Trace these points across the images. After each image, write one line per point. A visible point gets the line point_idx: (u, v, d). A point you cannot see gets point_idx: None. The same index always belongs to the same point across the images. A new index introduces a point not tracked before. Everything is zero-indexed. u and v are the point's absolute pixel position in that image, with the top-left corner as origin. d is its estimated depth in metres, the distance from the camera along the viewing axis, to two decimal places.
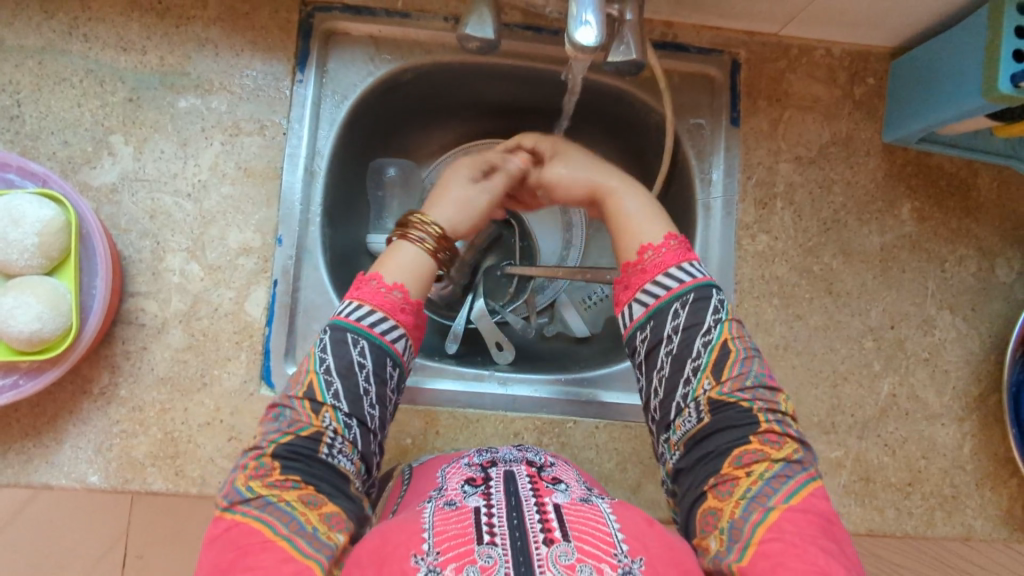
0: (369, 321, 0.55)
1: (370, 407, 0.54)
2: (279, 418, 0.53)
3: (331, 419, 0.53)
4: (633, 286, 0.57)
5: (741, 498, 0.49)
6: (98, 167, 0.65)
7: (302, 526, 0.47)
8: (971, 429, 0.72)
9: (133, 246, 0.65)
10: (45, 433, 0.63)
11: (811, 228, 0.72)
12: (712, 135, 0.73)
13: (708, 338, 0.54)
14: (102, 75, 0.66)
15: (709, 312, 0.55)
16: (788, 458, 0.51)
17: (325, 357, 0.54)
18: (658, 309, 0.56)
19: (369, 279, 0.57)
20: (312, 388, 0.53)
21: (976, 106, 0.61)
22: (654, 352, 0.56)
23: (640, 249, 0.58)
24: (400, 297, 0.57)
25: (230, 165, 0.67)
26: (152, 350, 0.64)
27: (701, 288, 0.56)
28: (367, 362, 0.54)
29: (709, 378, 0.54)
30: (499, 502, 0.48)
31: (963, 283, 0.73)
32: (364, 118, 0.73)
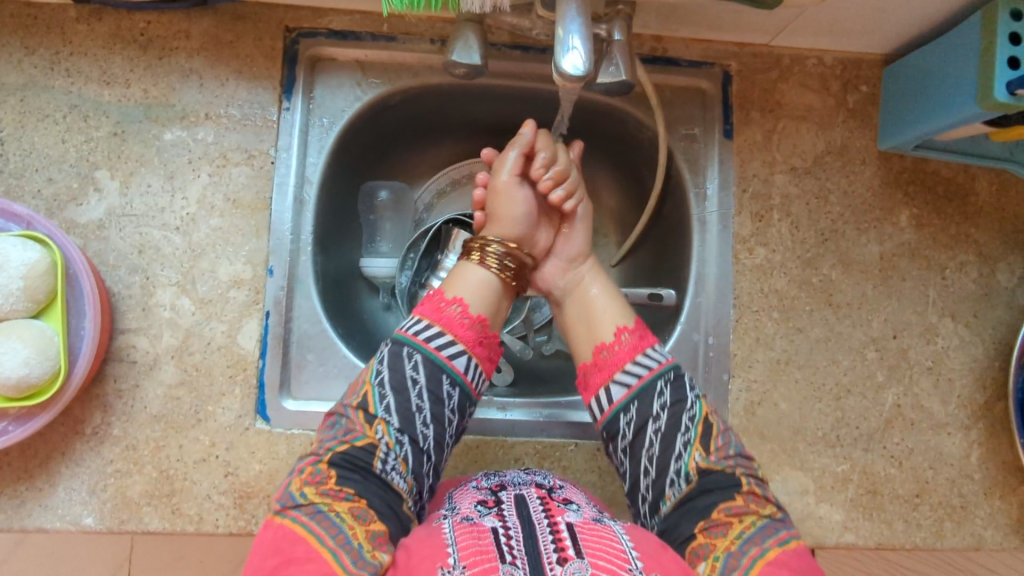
0: (448, 351, 0.57)
1: (424, 424, 0.56)
2: (335, 427, 0.55)
3: (384, 432, 0.54)
4: (606, 370, 0.59)
5: (734, 540, 0.50)
6: (85, 203, 0.64)
7: (348, 539, 0.47)
8: (977, 437, 0.71)
9: (122, 282, 0.64)
10: (38, 476, 0.62)
11: (809, 240, 0.71)
12: (705, 147, 0.72)
13: (691, 414, 0.56)
14: (86, 110, 0.65)
15: (688, 389, 0.58)
16: (772, 515, 0.52)
17: (380, 371, 0.56)
18: (642, 390, 0.57)
19: (449, 303, 0.59)
20: (367, 399, 0.55)
21: (970, 115, 0.60)
22: (640, 432, 0.56)
23: (616, 331, 0.60)
24: (479, 329, 0.59)
25: (218, 197, 0.66)
26: (144, 388, 0.63)
27: (678, 368, 0.59)
28: (420, 377, 0.56)
29: (697, 450, 0.55)
30: (515, 524, 0.48)
31: (964, 289, 0.72)
32: (353, 142, 0.72)
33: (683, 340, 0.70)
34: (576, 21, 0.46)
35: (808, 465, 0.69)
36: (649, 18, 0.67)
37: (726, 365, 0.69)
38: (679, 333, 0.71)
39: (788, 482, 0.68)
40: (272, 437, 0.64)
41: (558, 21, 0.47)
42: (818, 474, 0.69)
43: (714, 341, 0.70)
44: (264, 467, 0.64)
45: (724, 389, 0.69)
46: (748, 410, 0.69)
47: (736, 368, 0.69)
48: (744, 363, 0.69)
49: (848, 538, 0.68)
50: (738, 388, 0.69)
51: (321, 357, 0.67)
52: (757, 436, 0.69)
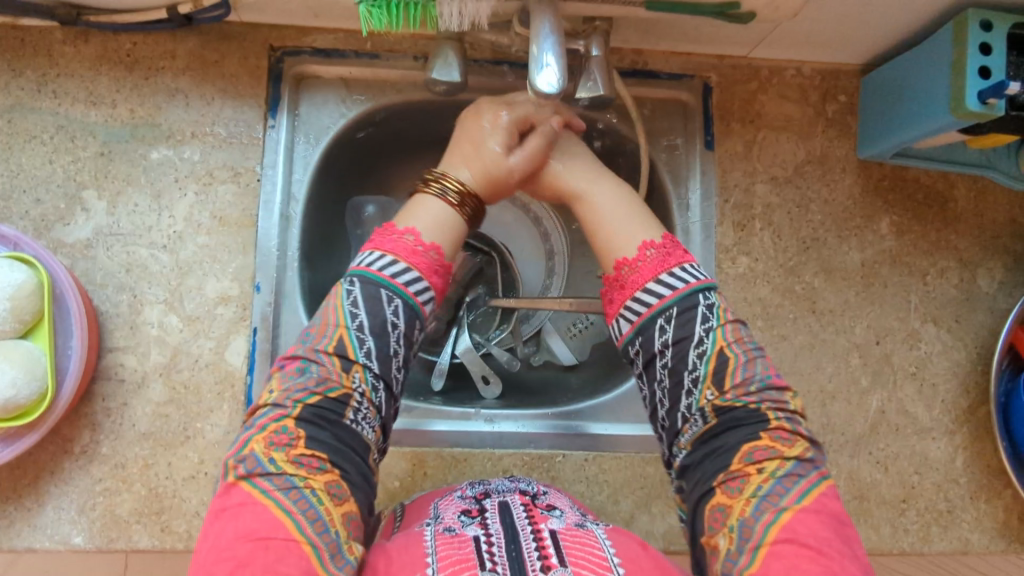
0: (405, 279, 0.55)
1: (398, 369, 0.55)
2: (305, 373, 0.52)
3: (360, 381, 0.53)
4: (625, 291, 0.57)
5: (750, 497, 0.48)
6: (72, 223, 0.65)
7: (325, 523, 0.46)
8: (962, 441, 0.72)
9: (109, 301, 0.65)
10: (27, 495, 0.62)
11: (791, 248, 0.72)
12: (687, 158, 0.73)
13: (702, 349, 0.54)
14: (73, 131, 0.66)
15: (697, 322, 0.54)
16: (799, 457, 0.50)
17: (358, 315, 0.54)
18: (645, 325, 0.56)
19: (401, 233, 0.57)
20: (344, 344, 0.53)
21: (942, 124, 0.61)
22: (650, 366, 0.56)
23: (617, 263, 0.58)
24: (434, 258, 0.57)
25: (204, 215, 0.66)
26: (133, 406, 0.64)
27: (688, 298, 0.55)
28: (400, 322, 0.55)
29: (709, 389, 0.53)
30: (498, 532, 0.48)
31: (945, 295, 0.73)
32: (339, 158, 0.73)
33: None
34: (549, 40, 0.48)
35: None
36: (628, 32, 0.68)
37: None
38: None
39: None
40: None
41: (532, 40, 0.48)
42: None
43: None
44: None
45: None
46: None
47: None
48: None
49: None
50: None
51: None
52: None
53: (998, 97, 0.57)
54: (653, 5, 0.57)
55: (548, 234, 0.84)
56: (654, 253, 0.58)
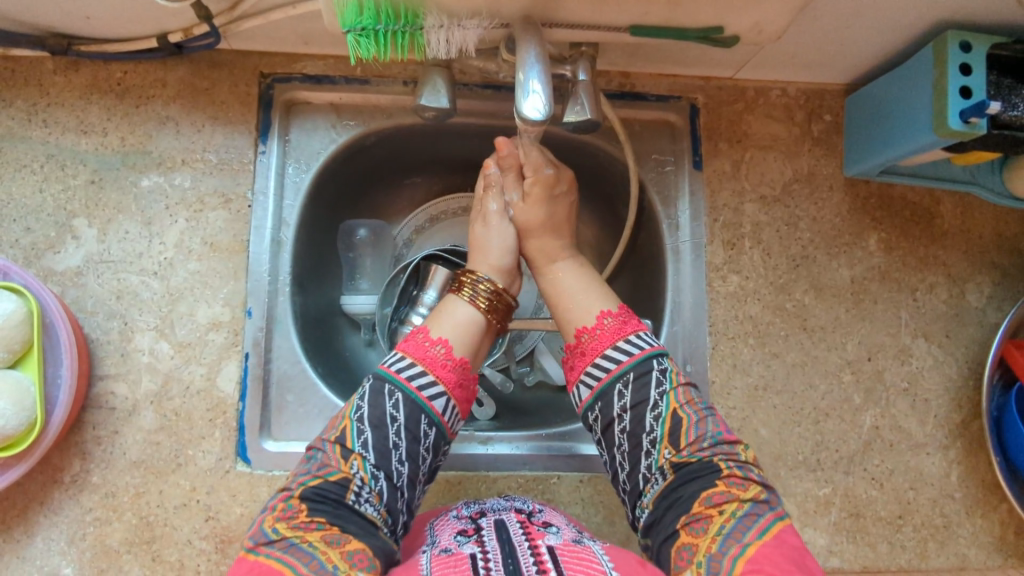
0: (408, 374, 0.57)
1: (399, 462, 0.55)
2: (311, 462, 0.54)
3: (359, 468, 0.53)
4: (587, 355, 0.59)
5: (714, 536, 0.48)
6: (62, 251, 0.65)
7: (323, 565, 0.46)
8: (956, 456, 0.72)
9: (100, 328, 0.64)
10: (16, 527, 0.61)
11: (781, 266, 0.72)
12: (675, 179, 0.73)
13: (656, 412, 0.56)
14: (63, 159, 0.66)
15: (652, 386, 0.57)
16: (755, 498, 0.50)
17: (360, 407, 0.56)
18: (604, 390, 0.58)
19: (415, 332, 0.60)
20: (344, 434, 0.55)
21: (926, 142, 0.62)
22: (609, 431, 0.58)
23: (577, 331, 0.60)
24: (442, 351, 0.58)
25: (195, 241, 0.66)
26: (123, 434, 0.63)
27: (643, 363, 0.57)
28: (400, 415, 0.56)
29: (666, 448, 0.55)
30: (494, 549, 0.48)
31: (935, 310, 0.73)
32: (330, 183, 0.73)
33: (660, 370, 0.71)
34: (535, 67, 0.48)
35: (790, 490, 0.69)
36: (614, 55, 0.69)
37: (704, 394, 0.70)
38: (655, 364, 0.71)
39: None
40: (253, 480, 0.64)
41: (518, 67, 0.49)
42: (800, 498, 0.69)
43: (692, 368, 0.70)
44: (245, 510, 0.63)
45: None
46: None
47: (714, 396, 0.70)
48: (722, 390, 0.70)
49: (833, 562, 0.69)
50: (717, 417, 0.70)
51: (301, 398, 0.67)
52: None
53: (980, 116, 0.57)
54: (637, 30, 0.56)
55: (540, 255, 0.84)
56: (612, 321, 0.60)
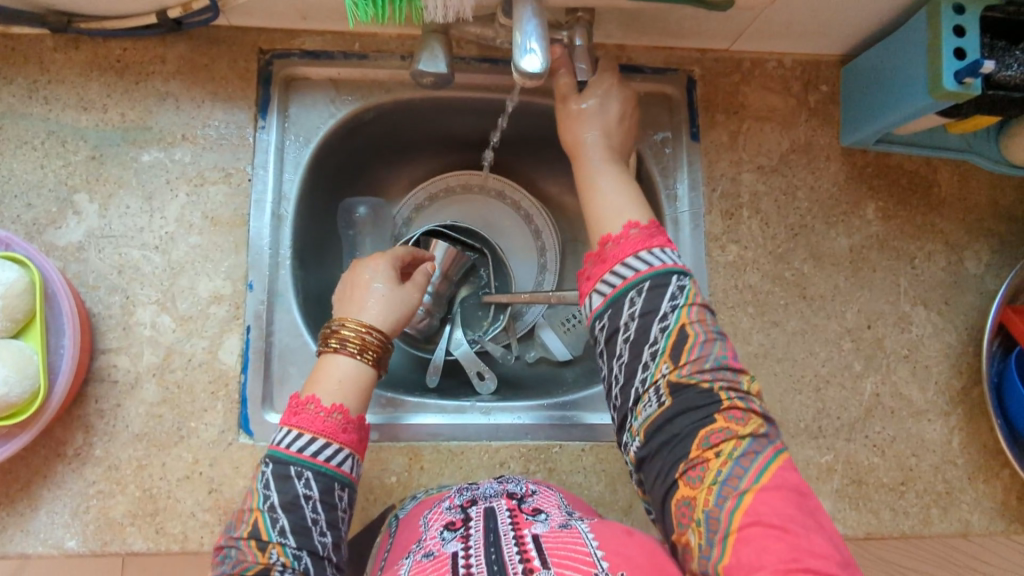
0: (313, 451, 0.53)
1: (321, 534, 0.51)
2: (223, 561, 0.49)
3: (279, 554, 0.49)
4: (608, 262, 0.56)
5: (711, 482, 0.46)
6: (64, 226, 0.65)
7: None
8: (957, 423, 0.72)
9: (101, 302, 0.65)
10: (20, 500, 0.61)
11: (779, 235, 0.72)
12: (674, 151, 0.74)
13: (665, 325, 0.52)
14: (64, 136, 0.66)
15: (667, 298, 0.53)
16: (754, 434, 0.48)
17: (269, 495, 0.51)
18: (618, 297, 0.54)
19: (305, 403, 0.55)
20: (257, 526, 0.50)
21: (921, 106, 0.62)
22: (614, 340, 0.53)
23: (602, 239, 0.57)
24: (339, 418, 0.55)
25: (196, 215, 0.67)
26: (126, 407, 0.64)
27: (659, 275, 0.53)
28: (313, 492, 0.52)
29: (668, 364, 0.51)
30: (477, 542, 0.48)
31: (934, 277, 0.74)
32: (329, 159, 0.74)
33: None
34: (532, 25, 0.48)
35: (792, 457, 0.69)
36: (611, 27, 0.69)
37: None
38: None
39: None
40: (256, 451, 0.64)
41: (516, 26, 0.49)
42: (802, 465, 0.69)
43: None
44: (248, 482, 0.63)
45: None
46: None
47: None
48: None
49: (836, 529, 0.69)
50: None
51: (303, 369, 0.68)
52: None
53: (974, 76, 0.57)
54: None
55: (540, 231, 0.85)
56: (638, 233, 0.56)
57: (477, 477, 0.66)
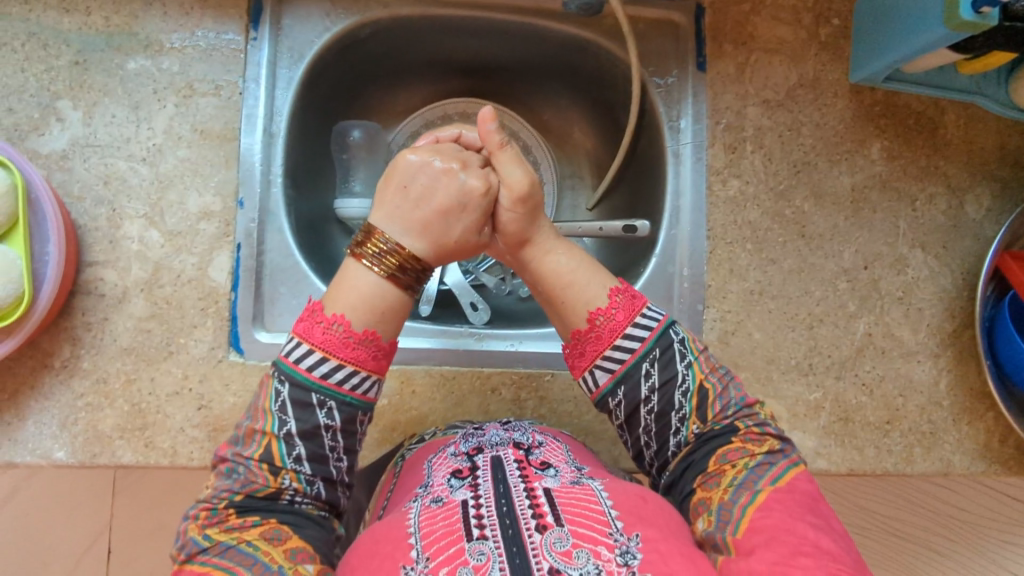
0: (336, 379, 0.51)
1: (337, 460, 0.52)
2: (232, 475, 0.50)
3: (292, 480, 0.50)
4: (603, 339, 0.54)
5: (727, 489, 0.50)
6: (47, 133, 0.63)
7: (267, 566, 0.45)
8: (946, 365, 0.72)
9: (87, 214, 0.63)
10: (7, 410, 0.61)
11: (782, 171, 0.71)
12: (680, 84, 0.72)
13: (685, 388, 0.54)
14: (45, 39, 0.63)
15: (677, 361, 0.54)
16: (769, 450, 0.52)
17: (285, 421, 0.50)
18: (627, 373, 0.54)
19: (330, 323, 0.52)
20: (270, 452, 0.50)
21: (933, 40, 0.60)
22: (634, 414, 0.55)
23: (590, 313, 0.54)
24: (369, 345, 0.52)
25: (185, 127, 0.64)
26: (114, 321, 0.63)
27: (663, 338, 0.54)
28: (336, 422, 0.51)
29: (694, 424, 0.54)
30: (487, 492, 0.47)
31: (934, 221, 0.73)
32: (324, 77, 0.71)
33: (659, 272, 0.71)
34: None
35: (781, 393, 0.70)
36: None
37: (700, 295, 0.70)
38: (655, 266, 0.71)
39: None
40: (246, 369, 0.63)
41: None
42: (790, 401, 0.70)
43: (689, 272, 0.70)
44: (238, 399, 0.63)
45: (699, 318, 0.70)
46: (722, 339, 0.69)
47: (710, 299, 0.70)
48: (719, 294, 0.70)
49: (820, 464, 0.70)
50: (712, 319, 0.70)
51: (295, 291, 0.67)
52: (731, 366, 0.69)
53: (992, 5, 0.56)
54: None
55: (539, 163, 0.84)
56: (622, 299, 0.55)
57: (469, 402, 0.66)
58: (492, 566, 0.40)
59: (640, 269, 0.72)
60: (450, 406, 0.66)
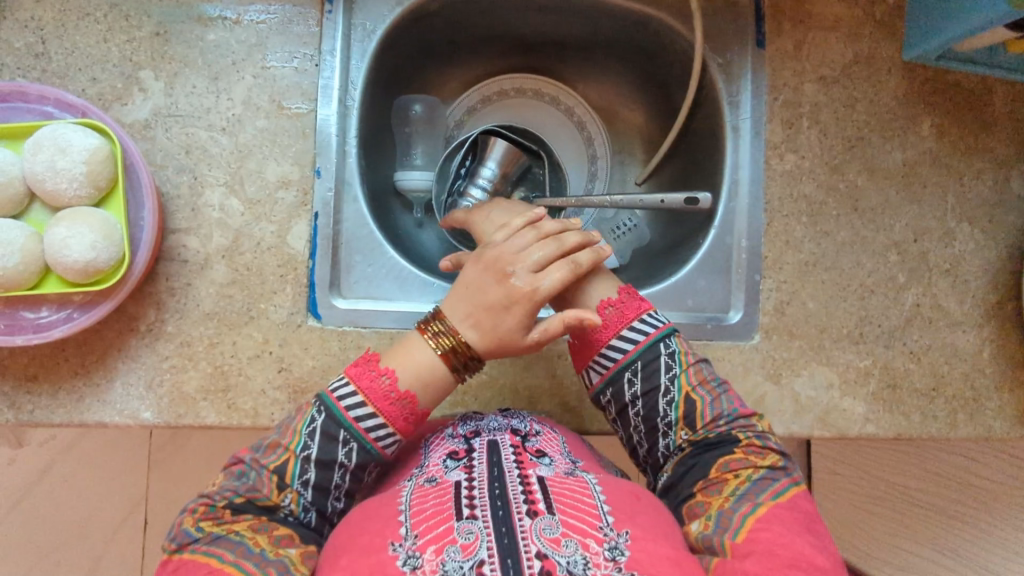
0: (370, 428, 0.54)
1: (336, 498, 0.55)
2: (241, 478, 0.53)
3: (292, 500, 0.53)
4: (609, 329, 0.58)
5: (728, 499, 0.52)
6: (130, 103, 0.64)
7: (250, 550, 0.49)
8: (989, 334, 0.75)
9: (170, 182, 0.64)
10: (95, 371, 0.63)
11: (836, 146, 0.73)
12: (740, 58, 0.74)
13: (669, 398, 0.57)
14: (127, 10, 0.65)
15: (661, 372, 0.57)
16: (771, 465, 0.54)
17: (309, 446, 0.54)
18: (615, 376, 0.58)
19: (380, 374, 0.55)
20: (286, 466, 0.53)
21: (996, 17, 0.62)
22: (624, 412, 0.59)
23: (600, 305, 0.59)
24: (406, 405, 0.55)
25: (263, 98, 0.66)
26: (196, 286, 0.64)
27: (649, 350, 0.58)
28: (349, 463, 0.54)
29: (683, 432, 0.57)
30: (480, 475, 0.49)
31: (981, 196, 0.75)
32: (393, 50, 0.73)
33: (717, 244, 0.74)
34: None
35: (834, 361, 0.72)
36: None
37: (758, 266, 0.72)
38: (713, 237, 0.74)
39: (816, 377, 0.72)
40: (325, 334, 0.65)
41: None
42: (842, 368, 0.72)
43: (747, 243, 0.73)
44: (317, 362, 0.65)
45: (756, 288, 0.72)
46: (778, 308, 0.72)
47: (767, 269, 0.72)
48: (775, 265, 0.72)
49: (869, 429, 0.72)
50: (768, 288, 0.72)
51: (369, 258, 0.70)
52: (786, 335, 0.72)
53: None
54: None
55: (592, 139, 0.86)
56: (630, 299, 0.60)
57: (536, 367, 0.68)
58: (480, 545, 0.42)
59: (698, 241, 0.75)
60: (518, 370, 0.68)
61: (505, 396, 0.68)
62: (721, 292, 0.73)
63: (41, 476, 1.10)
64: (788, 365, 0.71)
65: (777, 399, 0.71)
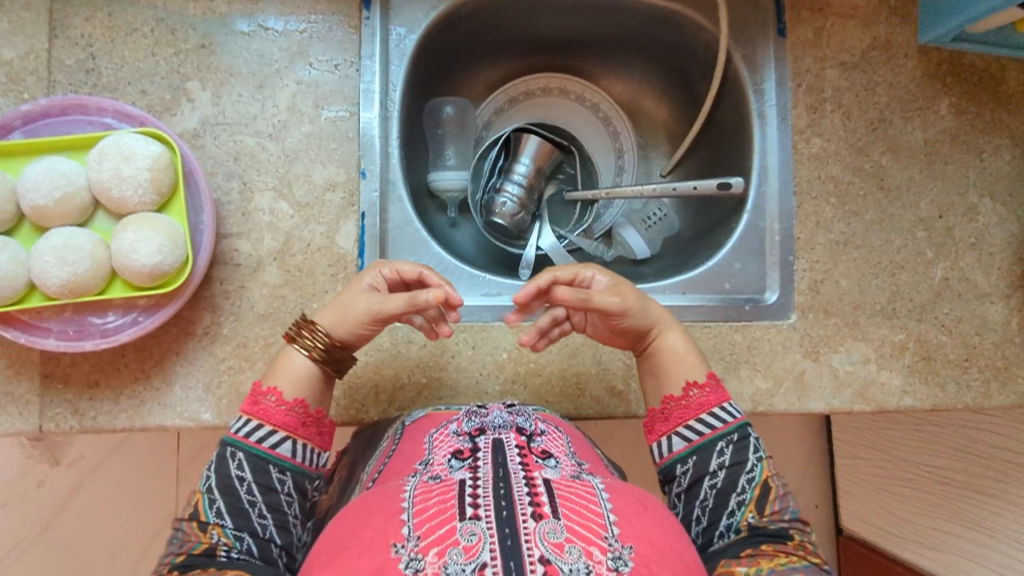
0: (272, 443, 0.55)
1: (260, 515, 0.53)
2: (172, 542, 0.52)
3: (220, 534, 0.51)
4: (694, 409, 0.58)
5: (779, 563, 0.50)
6: (179, 113, 0.66)
7: None
8: (1017, 304, 0.76)
9: (221, 188, 0.66)
10: (155, 375, 0.64)
11: (860, 129, 0.76)
12: (762, 48, 0.76)
13: (750, 478, 0.56)
14: (173, 24, 0.67)
15: (750, 453, 0.57)
16: (818, 562, 0.51)
17: (207, 477, 0.54)
18: (702, 446, 0.57)
19: (264, 393, 0.56)
20: (197, 508, 0.52)
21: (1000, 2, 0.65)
22: (695, 485, 0.56)
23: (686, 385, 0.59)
24: (273, 401, 0.56)
25: (308, 104, 0.68)
26: (250, 289, 0.66)
27: (735, 437, 0.57)
28: (246, 473, 0.54)
29: (750, 515, 0.54)
30: (485, 475, 0.47)
31: (1001, 171, 0.78)
32: (427, 54, 0.76)
33: (750, 228, 0.76)
34: None
35: (869, 336, 0.74)
36: None
37: (790, 247, 0.75)
38: (746, 221, 0.76)
39: (852, 352, 0.73)
40: None
41: None
42: (877, 343, 0.74)
43: (780, 226, 0.75)
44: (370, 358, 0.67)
45: (790, 269, 0.74)
46: (813, 287, 0.74)
47: (800, 250, 0.75)
48: (807, 246, 0.75)
49: (907, 401, 0.74)
50: (802, 268, 0.74)
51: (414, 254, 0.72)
52: (822, 312, 0.74)
53: None
54: None
55: (618, 133, 0.90)
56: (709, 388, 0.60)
57: (582, 355, 0.70)
58: (483, 549, 0.40)
59: (732, 226, 0.78)
60: (565, 357, 0.70)
61: (553, 383, 0.69)
62: (757, 272, 0.76)
63: (70, 497, 1.10)
64: (825, 342, 0.73)
65: (816, 375, 0.72)
